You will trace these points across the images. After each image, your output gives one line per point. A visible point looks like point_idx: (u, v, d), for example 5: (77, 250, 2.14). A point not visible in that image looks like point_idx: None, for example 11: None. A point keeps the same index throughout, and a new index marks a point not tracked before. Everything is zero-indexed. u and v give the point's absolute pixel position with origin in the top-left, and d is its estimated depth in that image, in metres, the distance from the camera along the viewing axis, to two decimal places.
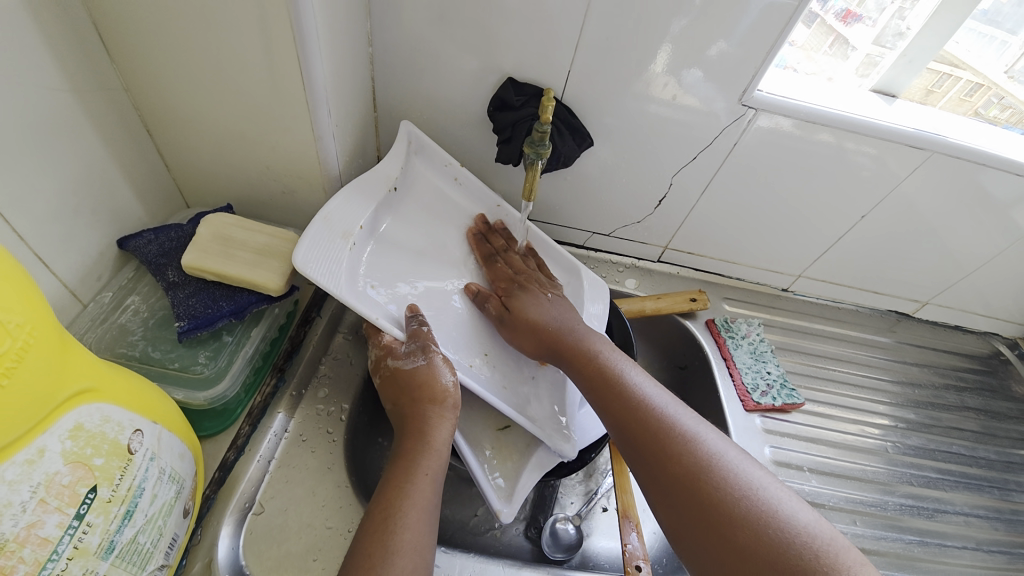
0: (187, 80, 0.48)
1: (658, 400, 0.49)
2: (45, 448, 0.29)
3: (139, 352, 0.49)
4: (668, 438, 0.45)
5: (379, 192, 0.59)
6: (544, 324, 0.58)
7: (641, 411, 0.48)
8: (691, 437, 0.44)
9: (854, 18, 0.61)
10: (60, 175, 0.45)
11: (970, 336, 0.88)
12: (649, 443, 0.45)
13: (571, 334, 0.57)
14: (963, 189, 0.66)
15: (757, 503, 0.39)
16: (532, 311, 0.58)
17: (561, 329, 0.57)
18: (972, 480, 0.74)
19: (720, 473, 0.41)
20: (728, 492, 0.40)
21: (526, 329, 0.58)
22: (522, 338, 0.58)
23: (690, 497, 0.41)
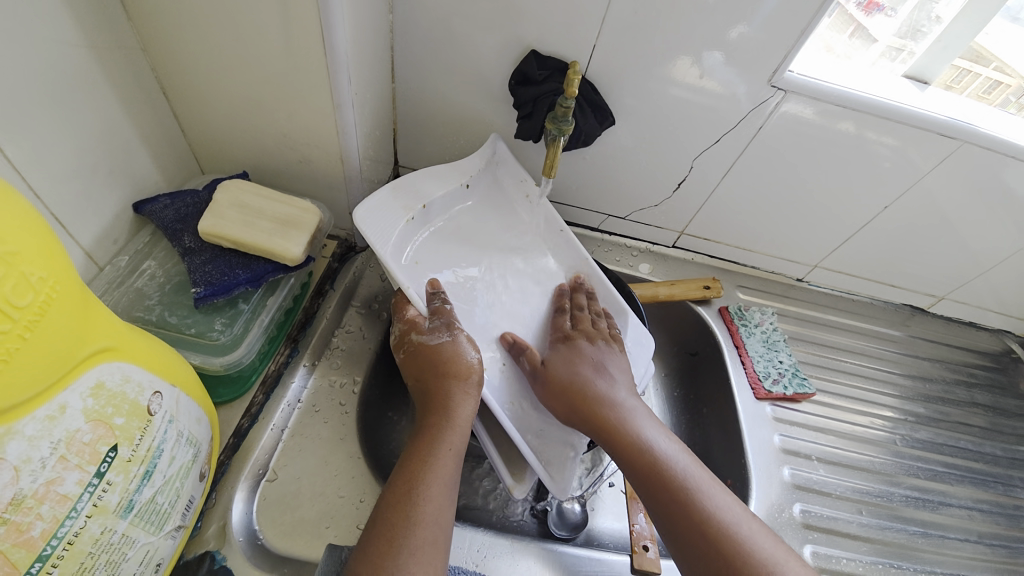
0: (205, 41, 0.47)
1: (730, 513, 0.45)
2: (66, 405, 0.29)
3: (156, 316, 0.49)
4: (749, 564, 0.42)
5: (451, 182, 0.63)
6: (584, 388, 0.54)
7: (716, 530, 0.44)
8: (775, 565, 0.42)
9: (876, 7, 0.59)
10: (75, 136, 0.44)
11: (983, 333, 0.87)
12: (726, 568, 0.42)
13: (612, 402, 0.54)
14: (991, 182, 0.64)
15: None
16: (571, 377, 0.55)
17: (603, 399, 0.54)
18: (978, 475, 0.74)
19: None
20: None
21: (559, 395, 0.54)
22: (552, 400, 0.55)
23: None
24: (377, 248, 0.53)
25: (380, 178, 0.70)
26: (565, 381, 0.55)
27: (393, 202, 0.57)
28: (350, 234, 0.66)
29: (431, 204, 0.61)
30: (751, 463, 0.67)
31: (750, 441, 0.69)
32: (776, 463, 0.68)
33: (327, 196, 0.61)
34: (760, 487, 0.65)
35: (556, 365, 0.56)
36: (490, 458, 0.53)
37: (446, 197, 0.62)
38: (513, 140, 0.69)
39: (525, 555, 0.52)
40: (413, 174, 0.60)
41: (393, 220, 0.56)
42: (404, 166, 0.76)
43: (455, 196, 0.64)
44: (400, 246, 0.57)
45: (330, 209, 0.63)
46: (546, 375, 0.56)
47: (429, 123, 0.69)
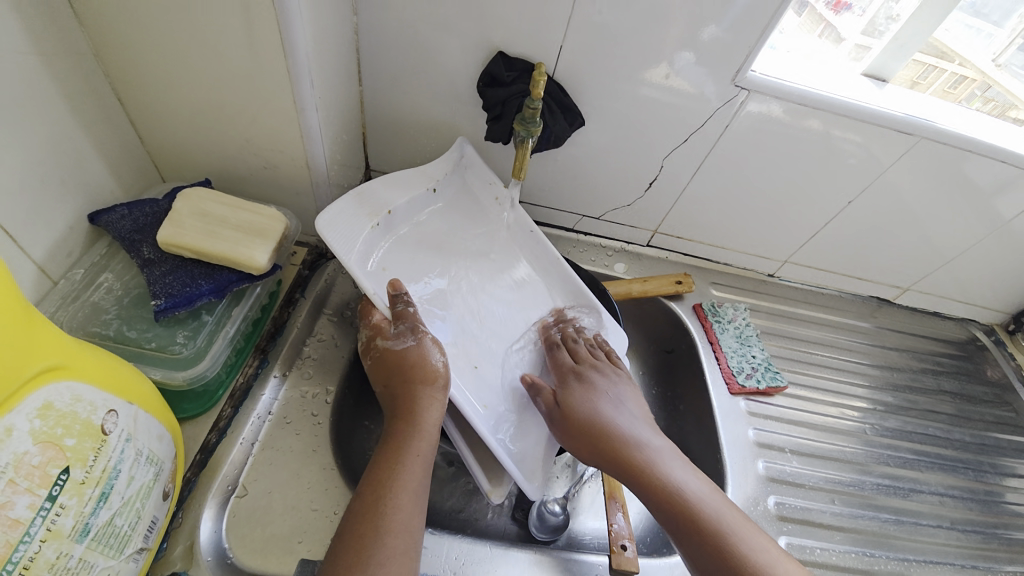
0: (160, 45, 0.46)
1: (758, 543, 0.45)
2: (12, 427, 0.28)
3: (114, 331, 0.47)
4: None
5: (418, 187, 0.63)
6: (603, 432, 0.53)
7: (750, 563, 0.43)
8: None
9: (845, 7, 0.62)
10: (24, 144, 0.43)
11: (948, 322, 0.90)
12: None
13: (635, 442, 0.52)
14: (950, 175, 0.66)
15: None
16: (597, 422, 0.54)
17: (633, 447, 0.51)
18: (947, 461, 0.76)
19: None
20: None
21: (584, 436, 0.53)
22: (572, 440, 0.53)
23: None
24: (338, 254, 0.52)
25: (350, 183, 0.69)
26: (579, 424, 0.53)
27: (356, 208, 0.57)
28: (320, 240, 0.65)
29: (396, 208, 0.60)
30: (726, 456, 0.68)
31: (726, 436, 0.70)
32: (752, 456, 0.69)
33: (294, 202, 0.60)
34: (736, 479, 0.66)
35: (567, 408, 0.54)
36: (468, 462, 0.53)
37: (412, 203, 0.62)
38: (484, 142, 0.69)
39: (503, 559, 0.52)
40: (375, 181, 0.60)
41: (357, 226, 0.55)
42: (375, 170, 0.75)
43: (423, 200, 0.63)
44: (365, 253, 0.56)
45: (298, 216, 0.62)
46: (558, 420, 0.54)
47: (399, 127, 0.69)
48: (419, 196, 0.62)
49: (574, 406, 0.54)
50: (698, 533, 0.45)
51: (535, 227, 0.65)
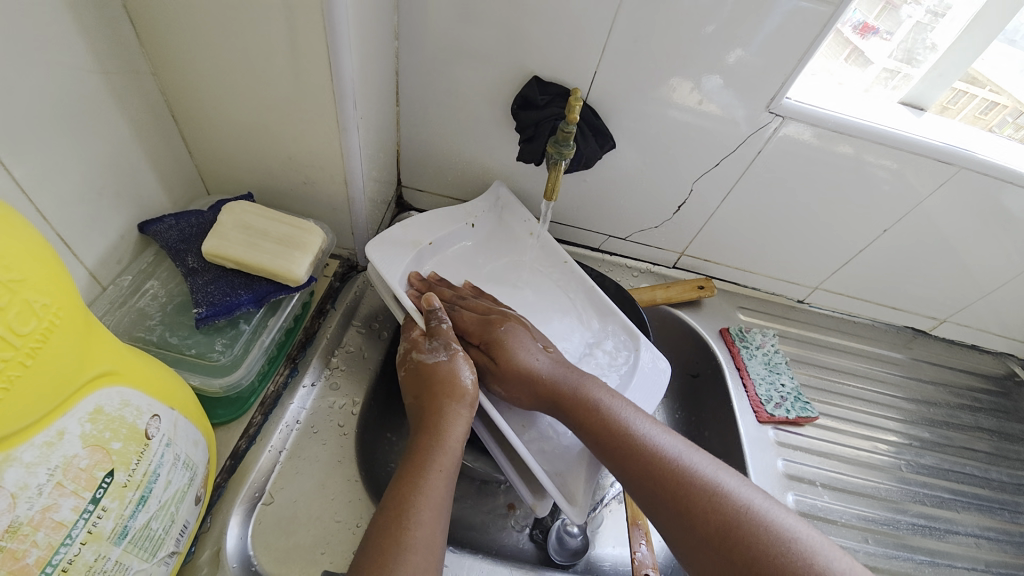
0: (214, 66, 0.48)
1: (673, 447, 0.48)
2: (64, 431, 0.29)
3: (157, 337, 0.49)
4: (691, 489, 0.44)
5: (457, 222, 0.67)
6: (538, 377, 0.55)
7: (659, 465, 0.46)
8: (716, 485, 0.44)
9: (871, 31, 0.60)
10: (85, 157, 0.45)
11: (986, 356, 0.87)
12: (677, 497, 0.44)
13: (566, 378, 0.55)
14: (991, 205, 0.64)
15: (799, 552, 0.39)
16: (534, 365, 0.55)
17: (563, 383, 0.54)
18: (985, 502, 0.73)
19: (757, 522, 0.41)
20: (765, 541, 0.40)
21: (523, 385, 0.55)
22: (516, 393, 0.56)
23: (731, 556, 0.40)
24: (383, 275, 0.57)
25: (382, 199, 0.70)
26: (517, 374, 0.55)
27: (402, 237, 0.62)
28: (352, 254, 0.66)
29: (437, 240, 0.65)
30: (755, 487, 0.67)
31: (753, 466, 0.68)
32: (780, 488, 0.67)
33: (330, 216, 0.62)
34: None
35: (502, 361, 0.56)
36: (510, 477, 0.53)
37: (451, 236, 0.67)
38: (514, 162, 0.70)
39: None
40: (419, 216, 0.66)
41: (401, 252, 0.61)
42: (406, 186, 0.77)
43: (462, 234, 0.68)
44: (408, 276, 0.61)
45: (332, 229, 0.63)
46: (497, 372, 0.56)
47: (432, 145, 0.70)
48: (458, 230, 0.67)
49: (509, 357, 0.56)
50: (623, 450, 0.48)
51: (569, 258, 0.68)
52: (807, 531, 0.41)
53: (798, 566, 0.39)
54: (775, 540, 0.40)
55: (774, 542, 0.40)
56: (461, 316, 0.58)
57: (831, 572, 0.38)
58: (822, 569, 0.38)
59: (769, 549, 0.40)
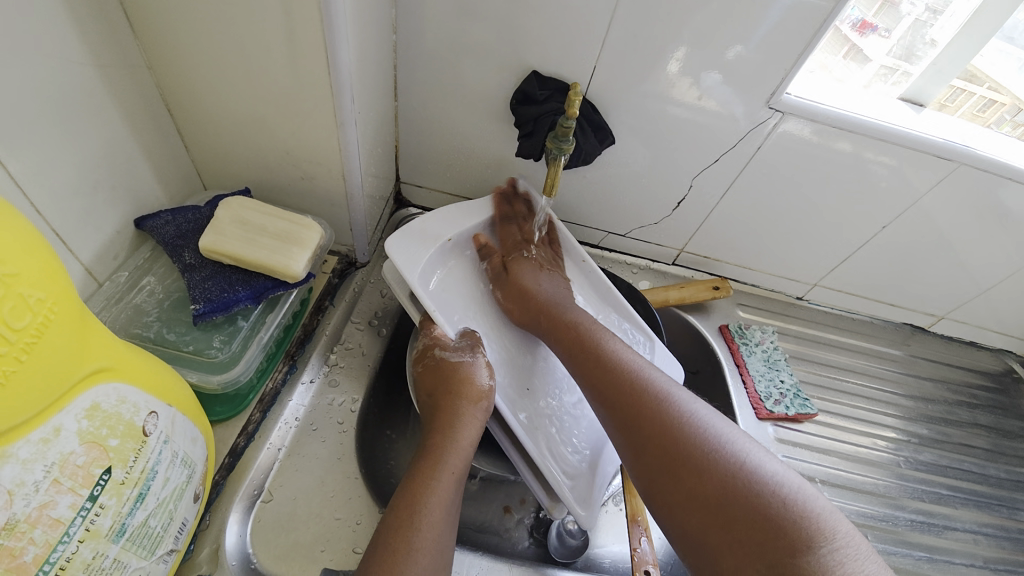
0: (210, 60, 0.48)
1: (637, 364, 0.54)
2: (61, 427, 0.29)
3: (154, 333, 0.48)
4: (647, 398, 0.50)
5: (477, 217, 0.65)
6: (536, 297, 0.62)
7: (620, 375, 0.52)
8: (667, 399, 0.50)
9: (870, 29, 0.60)
10: (80, 152, 0.44)
11: (985, 353, 0.87)
12: (631, 402, 0.50)
13: (558, 300, 0.62)
14: (989, 203, 0.64)
15: (723, 456, 0.44)
16: (533, 284, 0.63)
17: (557, 305, 0.61)
18: (982, 498, 0.73)
19: (692, 430, 0.46)
20: (694, 442, 0.45)
21: (518, 298, 0.63)
22: (511, 302, 0.63)
23: (665, 451, 0.46)
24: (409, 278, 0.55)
25: (381, 195, 0.70)
26: (519, 288, 0.63)
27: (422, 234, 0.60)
28: (351, 250, 0.66)
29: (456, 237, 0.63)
30: None
31: None
32: None
33: (328, 212, 0.61)
34: None
35: (511, 274, 0.64)
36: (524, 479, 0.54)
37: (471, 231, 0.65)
38: (513, 158, 0.69)
39: None
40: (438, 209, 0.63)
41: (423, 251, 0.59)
42: (405, 182, 0.76)
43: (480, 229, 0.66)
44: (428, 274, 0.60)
45: (331, 225, 0.63)
46: (503, 281, 0.65)
47: (431, 141, 0.70)
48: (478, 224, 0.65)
49: (518, 273, 0.64)
50: (591, 358, 0.55)
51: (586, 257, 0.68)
52: (745, 442, 0.46)
53: (726, 464, 0.44)
54: (710, 441, 0.45)
55: (704, 445, 0.45)
56: (506, 229, 0.66)
57: (746, 471, 0.43)
58: (747, 469, 0.43)
59: (703, 448, 0.45)
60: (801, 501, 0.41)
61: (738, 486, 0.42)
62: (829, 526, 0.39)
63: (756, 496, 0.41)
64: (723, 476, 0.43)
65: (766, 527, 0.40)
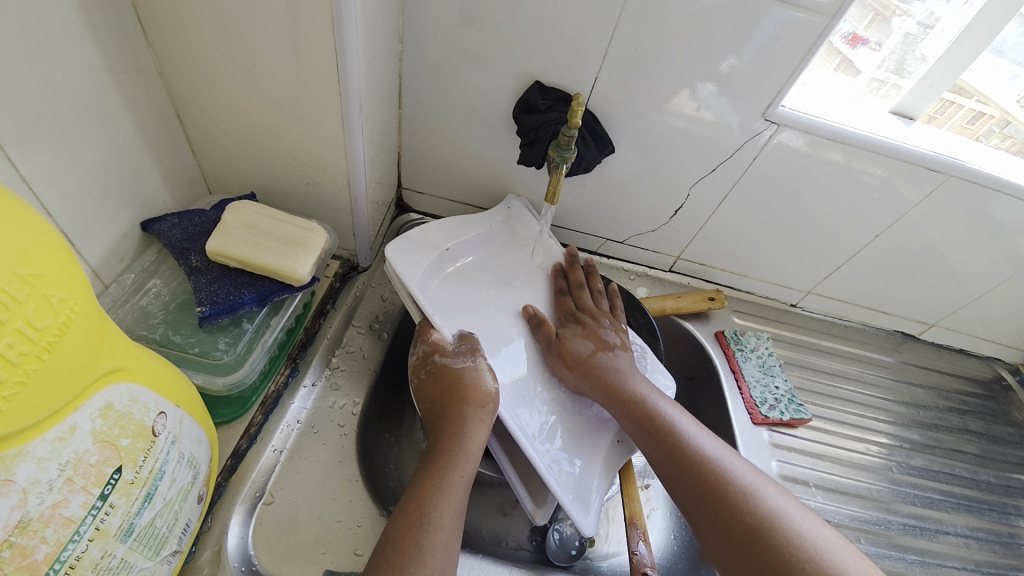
0: (220, 67, 0.48)
1: (714, 451, 0.52)
2: (76, 426, 0.29)
3: (160, 335, 0.49)
4: (728, 492, 0.49)
5: (474, 228, 0.68)
6: (593, 364, 0.61)
7: (698, 464, 0.51)
8: (750, 495, 0.48)
9: (861, 42, 0.61)
10: (90, 155, 0.45)
11: (974, 360, 0.89)
12: (713, 496, 0.49)
13: (617, 368, 0.61)
14: (977, 214, 0.66)
15: (819, 565, 0.43)
16: (590, 351, 0.62)
17: (614, 373, 0.60)
18: (973, 503, 0.75)
19: (780, 534, 0.45)
20: (787, 550, 0.44)
21: (573, 363, 0.62)
22: (564, 368, 0.62)
23: (754, 556, 0.45)
24: (405, 277, 0.58)
25: (383, 200, 0.71)
26: (574, 357, 0.62)
27: (419, 241, 0.63)
28: (353, 254, 0.66)
29: (451, 246, 0.65)
30: None
31: None
32: None
33: (332, 217, 0.62)
34: None
35: (563, 343, 0.63)
36: (513, 484, 0.54)
37: (468, 241, 0.67)
38: (514, 166, 0.70)
39: None
40: (438, 221, 0.66)
41: (419, 256, 0.61)
42: (407, 189, 0.77)
43: (478, 240, 0.69)
44: (425, 279, 0.62)
45: (334, 230, 0.63)
46: (556, 350, 0.63)
47: (432, 148, 0.71)
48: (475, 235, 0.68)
49: (570, 342, 0.63)
50: (664, 442, 0.53)
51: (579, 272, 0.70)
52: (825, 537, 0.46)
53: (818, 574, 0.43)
54: (793, 538, 0.45)
55: (796, 551, 0.44)
56: (561, 303, 0.68)
57: None
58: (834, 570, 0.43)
59: (791, 553, 0.44)
60: None
61: None
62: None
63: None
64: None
65: None
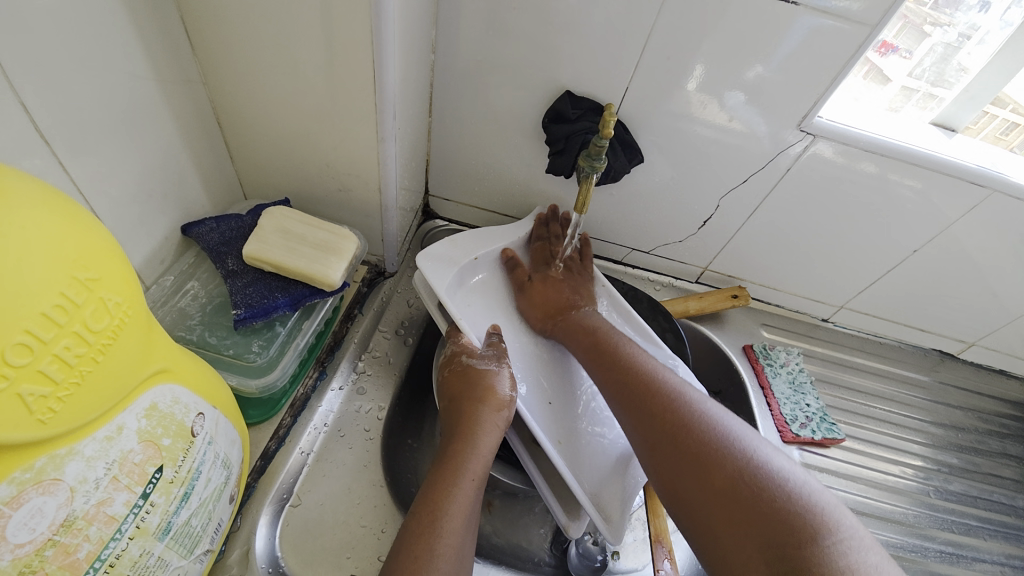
0: (260, 76, 0.50)
1: (654, 368, 0.55)
2: (122, 426, 0.30)
3: (197, 336, 0.50)
4: (660, 396, 0.51)
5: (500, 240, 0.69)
6: (558, 308, 0.65)
7: (638, 377, 0.53)
8: (682, 400, 0.50)
9: (892, 49, 0.59)
10: (137, 161, 0.47)
11: (1015, 382, 0.85)
12: (647, 400, 0.51)
13: (581, 312, 0.64)
14: (1023, 230, 0.64)
15: (736, 453, 0.44)
16: (557, 295, 0.65)
17: (576, 315, 0.63)
18: (1014, 532, 0.71)
19: (703, 428, 0.47)
20: (706, 438, 0.46)
21: (541, 306, 0.65)
22: (532, 310, 0.65)
23: (676, 446, 0.46)
24: (433, 279, 0.59)
25: (412, 207, 0.71)
26: (541, 296, 0.65)
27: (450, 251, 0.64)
28: (381, 260, 0.67)
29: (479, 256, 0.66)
30: None
31: None
32: None
33: (362, 223, 0.63)
34: None
35: (534, 283, 0.66)
36: (544, 495, 0.54)
37: (494, 253, 0.68)
38: (542, 175, 0.70)
39: None
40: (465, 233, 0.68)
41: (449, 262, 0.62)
42: (434, 196, 0.78)
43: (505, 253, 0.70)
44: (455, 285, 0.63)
45: (364, 236, 0.64)
46: (525, 290, 0.66)
47: (460, 156, 0.71)
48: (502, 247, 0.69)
49: (539, 284, 0.66)
50: (609, 360, 0.56)
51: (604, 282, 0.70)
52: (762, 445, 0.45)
53: (735, 459, 0.43)
54: (709, 424, 0.47)
55: (716, 439, 0.45)
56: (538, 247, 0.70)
57: (762, 469, 0.43)
58: (756, 466, 0.43)
59: (710, 441, 0.45)
60: (817, 500, 0.40)
61: (750, 481, 0.42)
62: (843, 523, 0.38)
63: (765, 488, 0.41)
64: (736, 470, 0.43)
65: (771, 517, 0.39)
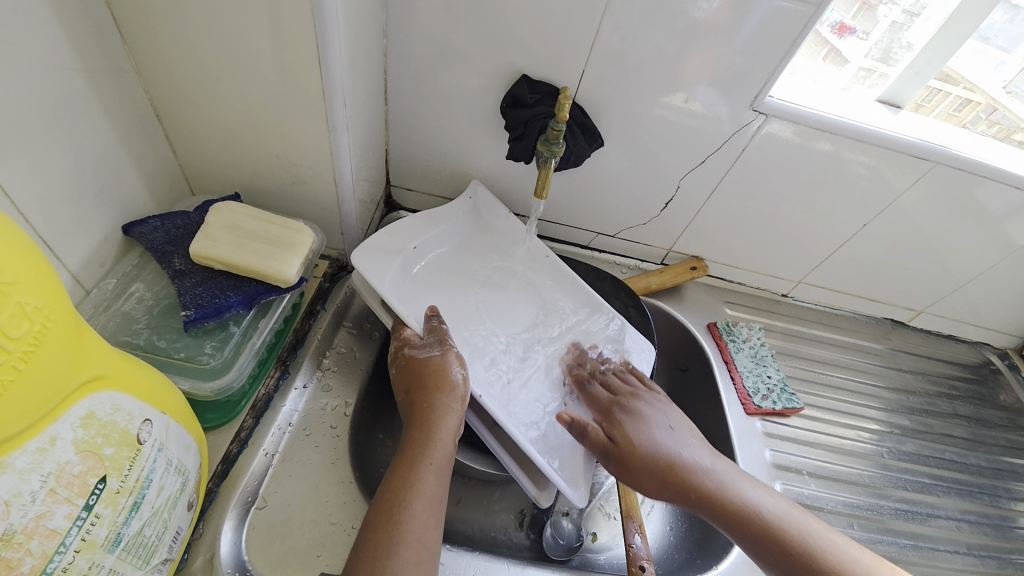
0: (197, 66, 0.47)
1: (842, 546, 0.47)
2: (57, 436, 0.28)
3: (144, 340, 0.48)
4: None
5: (439, 224, 0.68)
6: (668, 463, 0.53)
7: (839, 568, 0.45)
8: None
9: (848, 31, 0.62)
10: (67, 158, 0.44)
11: (962, 345, 0.90)
12: None
13: (699, 467, 0.52)
14: (964, 201, 0.67)
15: None
16: (657, 455, 0.53)
17: (696, 475, 0.52)
18: (964, 486, 0.76)
19: None
20: None
21: (647, 472, 0.53)
22: (636, 477, 0.53)
23: None
24: (373, 279, 0.57)
25: (371, 198, 0.70)
26: (641, 460, 0.53)
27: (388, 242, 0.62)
28: (342, 254, 0.66)
29: (420, 242, 0.65)
30: None
31: (742, 456, 0.70)
32: (769, 479, 0.69)
33: (319, 216, 0.61)
34: None
35: (626, 445, 0.54)
36: (511, 471, 0.54)
37: (434, 236, 0.67)
38: (503, 162, 0.70)
39: None
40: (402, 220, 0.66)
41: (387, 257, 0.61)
42: (395, 186, 0.76)
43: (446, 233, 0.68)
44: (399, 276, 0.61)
45: (322, 229, 0.62)
46: (620, 457, 0.54)
47: (419, 144, 0.70)
48: (442, 230, 0.68)
49: (632, 442, 0.54)
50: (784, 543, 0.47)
51: (551, 253, 0.70)
52: None
53: None
54: None
55: None
56: (593, 393, 0.60)
57: None
58: None
59: None
60: None
61: None
62: None
63: None
64: None
65: None
